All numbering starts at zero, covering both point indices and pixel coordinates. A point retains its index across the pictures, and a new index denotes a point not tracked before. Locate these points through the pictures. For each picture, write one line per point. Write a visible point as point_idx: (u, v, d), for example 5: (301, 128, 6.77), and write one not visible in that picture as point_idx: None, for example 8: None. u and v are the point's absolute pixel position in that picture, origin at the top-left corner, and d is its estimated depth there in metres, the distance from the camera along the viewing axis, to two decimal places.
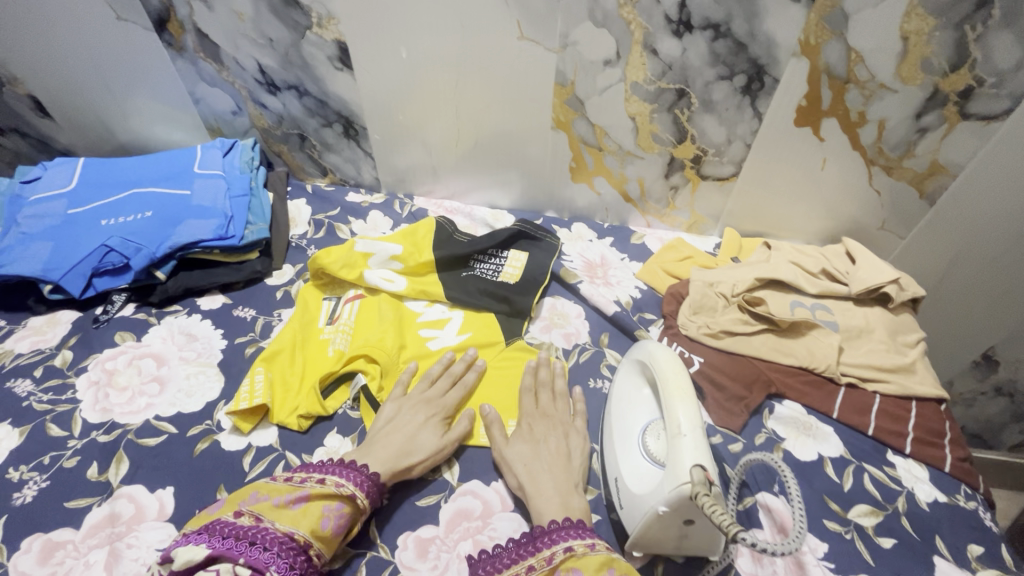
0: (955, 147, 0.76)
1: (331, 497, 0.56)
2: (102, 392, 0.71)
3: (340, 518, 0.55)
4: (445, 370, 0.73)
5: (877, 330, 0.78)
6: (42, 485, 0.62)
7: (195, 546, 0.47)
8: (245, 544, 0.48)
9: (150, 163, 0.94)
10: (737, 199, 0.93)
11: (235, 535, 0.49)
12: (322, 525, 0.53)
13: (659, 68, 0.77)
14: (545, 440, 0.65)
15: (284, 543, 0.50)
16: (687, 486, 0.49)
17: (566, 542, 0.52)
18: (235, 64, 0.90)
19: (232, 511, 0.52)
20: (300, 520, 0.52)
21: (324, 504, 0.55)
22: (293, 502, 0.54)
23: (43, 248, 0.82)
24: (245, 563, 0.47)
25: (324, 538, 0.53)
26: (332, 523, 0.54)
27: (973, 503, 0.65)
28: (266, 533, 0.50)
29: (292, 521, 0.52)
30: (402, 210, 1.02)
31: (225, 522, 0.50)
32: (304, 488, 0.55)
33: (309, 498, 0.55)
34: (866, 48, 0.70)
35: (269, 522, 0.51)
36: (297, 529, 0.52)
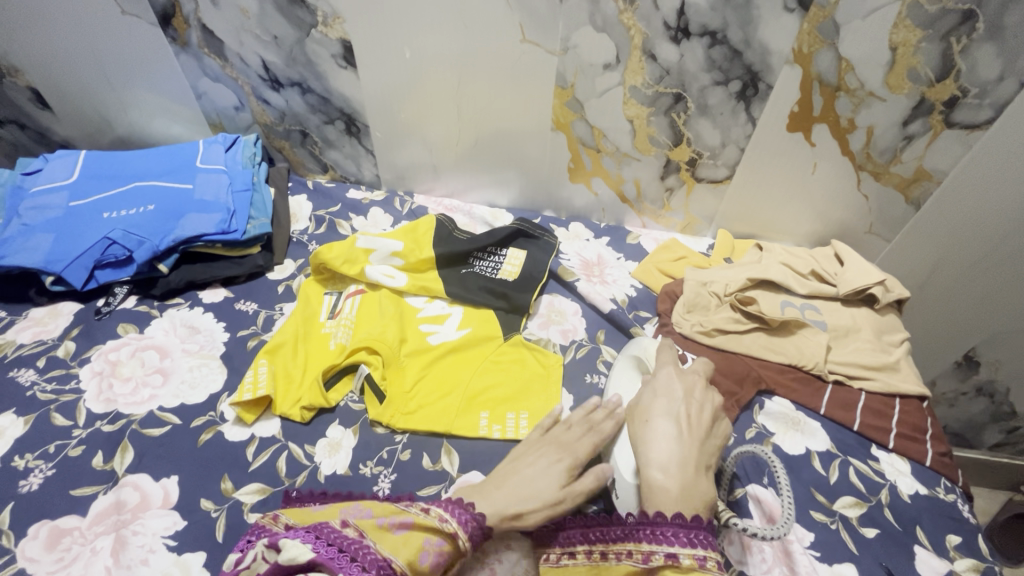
0: (940, 154, 0.79)
1: (435, 532, 0.49)
2: (105, 382, 0.72)
3: (439, 560, 0.47)
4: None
5: (863, 329, 0.81)
6: (47, 473, 0.63)
7: (302, 544, 0.44)
8: (345, 558, 0.44)
9: (152, 156, 0.95)
10: (730, 201, 0.95)
11: (338, 545, 0.45)
12: (421, 559, 0.46)
13: (657, 73, 0.79)
14: (672, 402, 0.60)
15: (382, 570, 0.43)
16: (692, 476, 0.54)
17: (669, 548, 0.50)
18: (238, 60, 0.91)
19: (340, 521, 0.49)
20: (400, 547, 0.46)
21: (427, 538, 0.48)
22: (397, 529, 0.48)
23: (45, 239, 0.83)
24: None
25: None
26: (428, 561, 0.47)
27: (952, 496, 0.68)
28: (367, 553, 0.45)
29: (393, 548, 0.46)
30: (403, 207, 1.03)
31: (332, 528, 0.47)
32: (410, 516, 0.50)
33: (413, 526, 0.49)
34: (856, 57, 0.73)
35: (373, 544, 0.46)
36: (397, 558, 0.45)
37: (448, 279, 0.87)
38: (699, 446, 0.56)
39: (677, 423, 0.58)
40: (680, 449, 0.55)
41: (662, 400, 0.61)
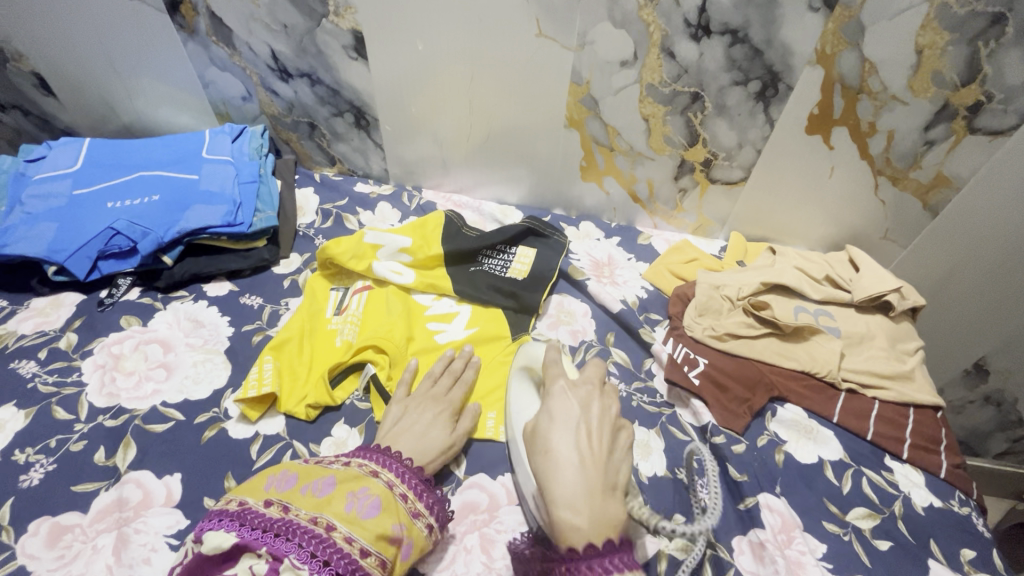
0: (960, 160, 0.77)
1: (358, 481, 0.54)
2: (108, 375, 0.71)
3: (369, 502, 0.52)
4: (446, 369, 0.72)
5: (878, 337, 0.80)
6: (49, 468, 0.62)
7: (224, 532, 0.48)
8: (270, 535, 0.48)
9: (157, 146, 0.93)
10: (743, 204, 0.94)
11: (262, 526, 0.49)
12: (349, 509, 0.51)
13: (674, 71, 0.78)
14: (568, 428, 0.51)
15: (309, 534, 0.49)
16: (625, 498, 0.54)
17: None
18: (247, 49, 0.89)
19: (262, 500, 0.52)
20: (325, 504, 0.51)
21: (349, 489, 0.53)
22: (320, 489, 0.53)
23: (48, 228, 0.81)
24: (266, 553, 0.47)
25: (354, 521, 0.51)
26: (357, 506, 0.52)
27: (967, 508, 0.67)
28: (292, 524, 0.49)
29: (315, 508, 0.51)
30: (411, 202, 1.02)
31: (254, 512, 0.50)
32: (331, 475, 0.54)
33: (336, 482, 0.54)
34: (880, 59, 0.71)
35: (294, 513, 0.50)
36: (321, 514, 0.50)
37: (457, 277, 0.85)
38: (602, 466, 0.47)
39: (579, 445, 0.49)
40: (580, 474, 0.46)
41: (560, 431, 0.51)
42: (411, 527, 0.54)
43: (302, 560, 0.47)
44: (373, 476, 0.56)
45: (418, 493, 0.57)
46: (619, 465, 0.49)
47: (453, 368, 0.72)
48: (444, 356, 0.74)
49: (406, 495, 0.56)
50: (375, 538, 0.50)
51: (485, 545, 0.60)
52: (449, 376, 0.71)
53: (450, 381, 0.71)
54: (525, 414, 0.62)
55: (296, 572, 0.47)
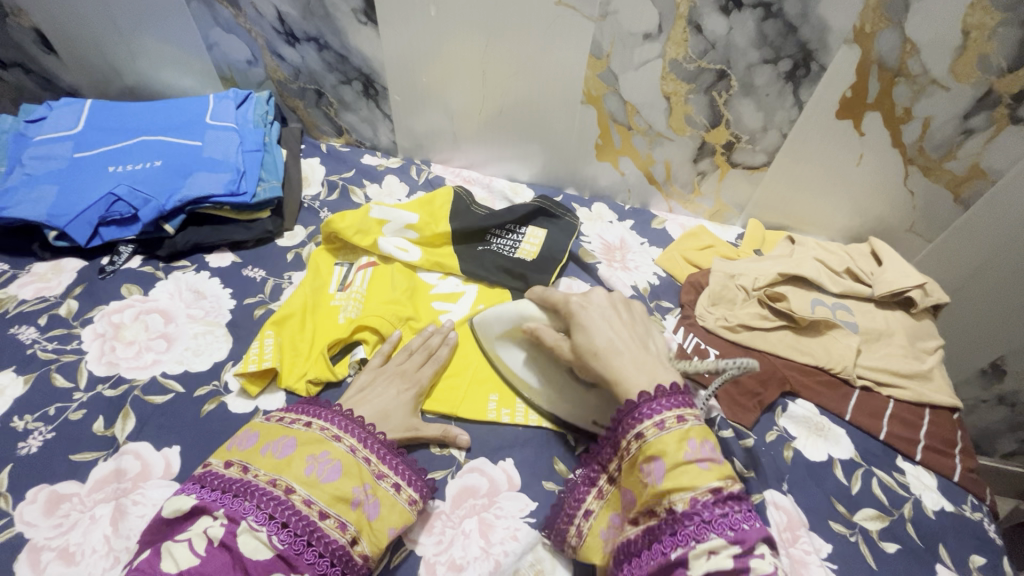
0: (999, 152, 0.73)
1: (319, 445, 0.55)
2: (108, 344, 0.70)
3: (330, 466, 0.54)
4: (423, 343, 0.71)
5: (897, 334, 0.77)
6: (47, 437, 0.61)
7: (185, 496, 0.50)
8: (228, 497, 0.50)
9: (161, 109, 0.90)
10: (764, 189, 0.90)
11: (222, 487, 0.51)
12: (308, 472, 0.53)
13: (701, 46, 0.74)
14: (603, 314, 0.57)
15: (266, 495, 0.50)
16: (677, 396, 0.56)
17: (636, 428, 0.47)
18: (253, 10, 0.86)
19: (222, 462, 0.54)
20: (284, 467, 0.53)
21: (309, 452, 0.54)
22: (280, 451, 0.54)
23: (49, 192, 0.79)
24: (222, 515, 0.49)
25: (314, 484, 0.52)
26: (317, 469, 0.53)
27: (979, 514, 0.65)
28: (250, 486, 0.51)
29: (275, 470, 0.52)
30: (419, 176, 0.99)
31: (214, 474, 0.52)
32: (292, 437, 0.56)
33: (297, 444, 0.55)
34: (922, 40, 0.67)
35: (254, 475, 0.52)
36: (281, 477, 0.52)
37: (466, 254, 0.83)
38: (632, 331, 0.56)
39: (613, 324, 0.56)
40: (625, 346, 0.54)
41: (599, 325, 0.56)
42: (376, 488, 0.55)
43: (259, 521, 0.48)
44: (335, 441, 0.56)
45: (382, 457, 0.57)
46: (652, 338, 0.57)
47: (429, 343, 0.71)
48: (423, 330, 0.73)
49: (369, 459, 0.56)
50: (334, 501, 0.52)
51: (484, 530, 0.59)
52: (424, 352, 0.70)
53: (423, 357, 0.70)
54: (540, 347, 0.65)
55: (255, 533, 0.48)
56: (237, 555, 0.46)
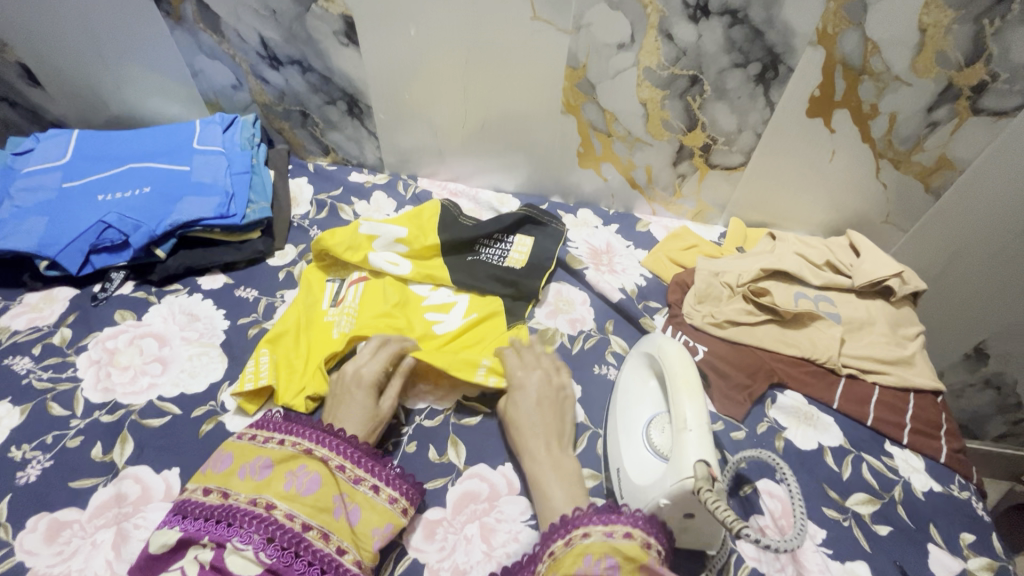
0: (964, 142, 0.76)
1: (295, 460, 0.57)
2: (103, 371, 0.70)
3: (308, 479, 0.55)
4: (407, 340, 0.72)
5: (879, 323, 0.79)
6: (45, 465, 0.61)
7: (169, 530, 0.51)
8: (212, 522, 0.51)
9: (148, 137, 0.92)
10: (744, 188, 0.92)
11: (204, 515, 0.52)
12: (286, 488, 0.55)
13: (673, 54, 0.76)
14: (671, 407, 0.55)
15: (249, 515, 0.52)
16: (690, 481, 0.50)
17: (587, 527, 0.52)
18: (236, 36, 0.88)
19: (201, 490, 0.55)
20: (262, 489, 0.54)
21: (286, 469, 0.56)
22: (258, 473, 0.56)
23: (39, 223, 0.80)
24: (209, 541, 0.50)
25: (293, 499, 0.54)
26: (296, 484, 0.55)
27: (967, 492, 0.67)
28: (233, 509, 0.52)
29: (255, 491, 0.54)
30: (406, 191, 1.01)
31: (194, 502, 0.53)
32: (268, 459, 0.57)
33: (273, 463, 0.56)
34: (883, 39, 0.70)
35: (235, 498, 0.53)
36: (261, 497, 0.54)
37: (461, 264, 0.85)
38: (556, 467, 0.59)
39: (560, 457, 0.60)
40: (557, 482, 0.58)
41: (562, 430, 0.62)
42: (354, 494, 0.56)
43: (243, 541, 0.50)
44: (307, 453, 0.57)
45: (358, 461, 0.58)
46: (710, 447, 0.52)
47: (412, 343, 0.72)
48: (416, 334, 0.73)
49: (344, 466, 0.57)
50: (316, 512, 0.53)
51: (485, 534, 0.60)
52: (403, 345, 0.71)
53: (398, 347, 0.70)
54: (630, 397, 0.67)
55: (241, 552, 0.49)
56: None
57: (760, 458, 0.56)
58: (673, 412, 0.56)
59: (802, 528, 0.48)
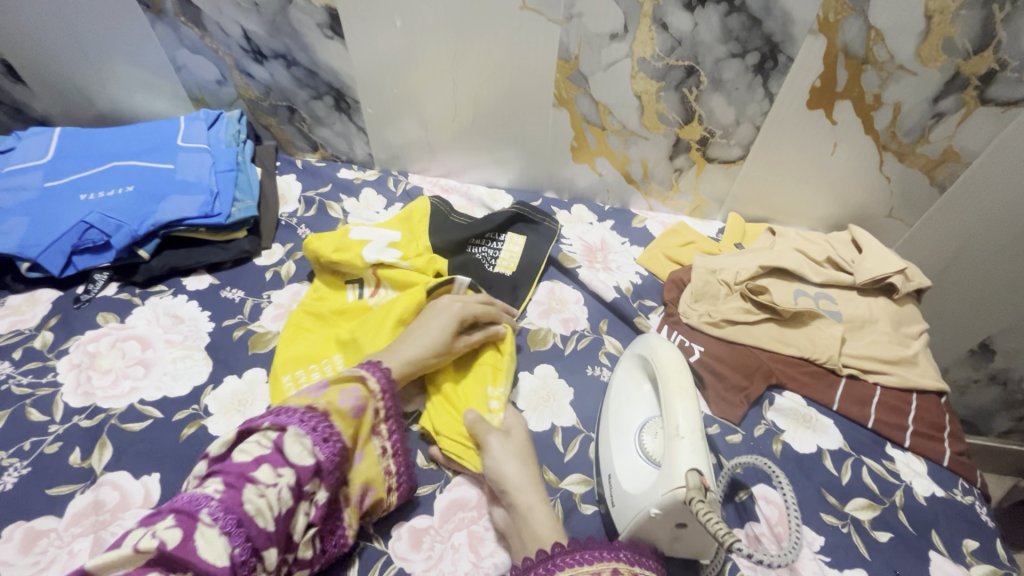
0: (971, 133, 0.73)
1: (351, 381, 0.58)
2: (83, 374, 0.69)
3: (357, 402, 0.57)
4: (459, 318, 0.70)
5: (881, 321, 0.76)
6: (22, 472, 0.60)
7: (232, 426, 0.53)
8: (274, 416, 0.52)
9: (131, 134, 0.90)
10: (743, 182, 0.90)
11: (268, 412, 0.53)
12: (340, 403, 0.56)
13: (668, 44, 0.74)
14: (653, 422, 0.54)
15: (308, 414, 0.53)
16: (682, 490, 0.48)
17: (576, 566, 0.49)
18: (218, 29, 0.85)
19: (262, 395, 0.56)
20: (315, 400, 0.56)
21: (342, 387, 0.57)
22: (314, 389, 0.57)
23: (20, 223, 0.78)
24: (269, 427, 0.51)
25: (343, 417, 0.55)
26: (349, 404, 0.56)
27: (971, 497, 0.65)
28: (291, 409, 0.53)
29: (309, 400, 0.55)
30: (396, 187, 0.98)
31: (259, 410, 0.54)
32: (324, 379, 0.59)
33: (329, 383, 0.58)
34: (886, 27, 0.67)
35: (289, 404, 0.55)
36: (318, 403, 0.55)
37: (462, 269, 0.82)
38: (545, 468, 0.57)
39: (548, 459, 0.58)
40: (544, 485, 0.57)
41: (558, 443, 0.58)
42: (369, 442, 0.59)
43: (305, 431, 0.52)
44: (365, 381, 0.59)
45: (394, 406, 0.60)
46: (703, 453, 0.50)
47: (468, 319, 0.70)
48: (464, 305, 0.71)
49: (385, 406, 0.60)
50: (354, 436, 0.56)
51: (472, 543, 0.59)
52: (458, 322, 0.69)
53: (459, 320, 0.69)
54: (624, 400, 0.65)
55: (299, 440, 0.51)
56: (284, 458, 0.50)
57: (754, 465, 0.54)
58: (665, 416, 0.54)
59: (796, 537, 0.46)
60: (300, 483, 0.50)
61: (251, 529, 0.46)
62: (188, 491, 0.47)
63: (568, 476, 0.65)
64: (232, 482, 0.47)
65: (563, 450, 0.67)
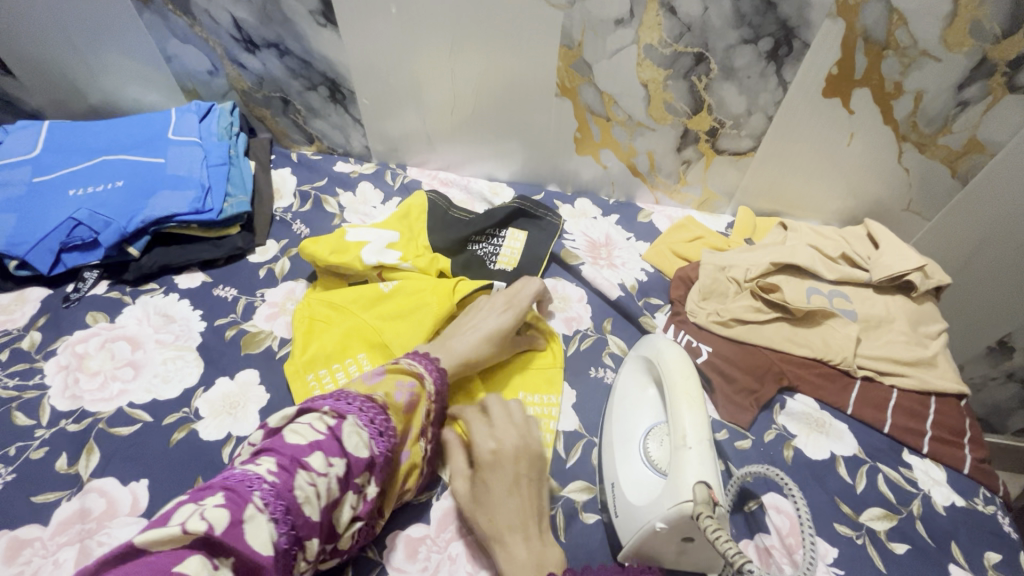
0: (997, 123, 0.69)
1: (408, 375, 0.58)
2: (72, 376, 0.67)
3: (410, 398, 0.56)
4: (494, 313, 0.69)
5: (898, 321, 0.73)
6: (7, 478, 0.59)
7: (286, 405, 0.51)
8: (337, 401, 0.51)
9: (121, 127, 0.87)
10: (753, 174, 0.86)
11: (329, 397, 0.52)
12: (396, 396, 0.55)
13: (676, 29, 0.70)
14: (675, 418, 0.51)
15: (368, 404, 0.52)
16: (689, 504, 0.46)
17: None
18: (208, 18, 0.82)
19: None
20: (374, 389, 0.55)
21: (399, 379, 0.57)
22: (370, 378, 0.56)
23: (7, 220, 0.76)
24: (330, 411, 0.50)
25: (398, 411, 0.55)
26: (404, 398, 0.55)
27: (992, 507, 0.62)
28: (349, 396, 0.52)
29: (367, 389, 0.55)
30: (394, 181, 0.95)
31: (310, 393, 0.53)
32: (379, 367, 0.58)
33: (385, 372, 0.57)
34: (909, 10, 0.63)
35: (348, 390, 0.54)
36: (377, 393, 0.54)
37: (467, 269, 0.79)
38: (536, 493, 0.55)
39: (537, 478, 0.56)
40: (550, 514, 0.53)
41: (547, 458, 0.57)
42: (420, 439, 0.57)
43: (362, 422, 0.50)
44: (422, 377, 0.58)
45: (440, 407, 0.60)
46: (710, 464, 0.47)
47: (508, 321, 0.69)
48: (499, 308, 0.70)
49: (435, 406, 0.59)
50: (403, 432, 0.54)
51: (471, 553, 0.57)
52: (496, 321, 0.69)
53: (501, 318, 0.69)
54: (630, 404, 0.62)
55: (358, 430, 0.50)
56: (343, 447, 0.48)
57: (763, 475, 0.52)
58: (671, 423, 0.51)
59: (812, 551, 0.44)
60: (350, 474, 0.48)
61: (298, 518, 0.43)
62: (237, 469, 0.44)
63: (570, 483, 0.63)
64: (287, 465, 0.44)
65: (565, 456, 0.65)
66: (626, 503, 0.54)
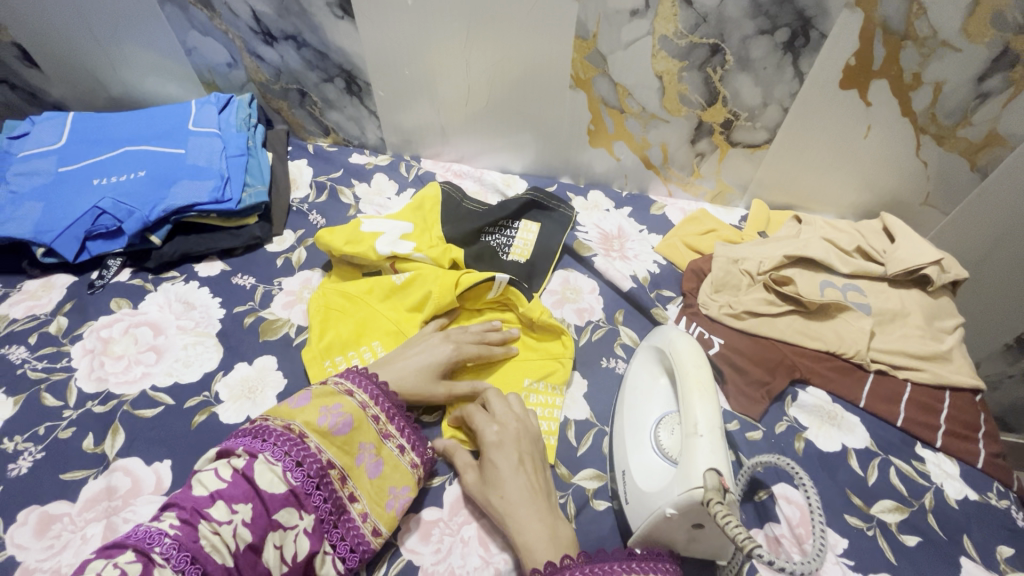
0: (1019, 115, 0.68)
1: (333, 397, 0.57)
2: (97, 360, 0.69)
3: (342, 419, 0.56)
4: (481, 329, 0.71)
5: (913, 315, 0.72)
6: (37, 457, 0.61)
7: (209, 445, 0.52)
8: (254, 439, 0.52)
9: (143, 119, 0.89)
10: (768, 167, 0.86)
11: (248, 434, 0.52)
12: (320, 421, 0.55)
13: (692, 20, 0.70)
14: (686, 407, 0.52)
15: (283, 435, 0.52)
16: (700, 491, 0.46)
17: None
18: (227, 10, 0.84)
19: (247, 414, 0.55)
20: (297, 415, 0.55)
21: (323, 403, 0.56)
22: (296, 402, 0.56)
23: (34, 208, 0.78)
24: (243, 451, 0.50)
25: (324, 434, 0.55)
26: (329, 420, 0.55)
27: (1005, 501, 0.62)
28: (267, 429, 0.53)
29: (288, 416, 0.55)
30: (408, 173, 0.96)
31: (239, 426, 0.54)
32: (309, 391, 0.58)
33: (311, 397, 0.57)
34: None
35: (270, 420, 0.54)
36: (295, 422, 0.54)
37: (478, 260, 0.78)
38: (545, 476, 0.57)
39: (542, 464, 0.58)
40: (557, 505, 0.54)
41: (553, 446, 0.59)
42: (381, 448, 0.58)
43: (275, 457, 0.51)
44: (347, 394, 0.58)
45: (390, 416, 0.60)
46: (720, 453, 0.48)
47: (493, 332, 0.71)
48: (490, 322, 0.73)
49: (377, 417, 0.59)
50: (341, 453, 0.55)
51: (483, 537, 0.58)
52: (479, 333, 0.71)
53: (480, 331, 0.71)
54: (641, 393, 0.63)
55: (271, 466, 0.50)
56: (255, 487, 0.49)
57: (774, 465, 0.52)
58: (683, 413, 0.51)
59: (822, 540, 0.45)
60: (267, 512, 0.48)
61: (206, 564, 0.44)
62: (144, 525, 0.45)
63: (581, 471, 0.63)
64: (187, 518, 0.45)
65: (576, 445, 0.66)
66: (637, 489, 0.55)
